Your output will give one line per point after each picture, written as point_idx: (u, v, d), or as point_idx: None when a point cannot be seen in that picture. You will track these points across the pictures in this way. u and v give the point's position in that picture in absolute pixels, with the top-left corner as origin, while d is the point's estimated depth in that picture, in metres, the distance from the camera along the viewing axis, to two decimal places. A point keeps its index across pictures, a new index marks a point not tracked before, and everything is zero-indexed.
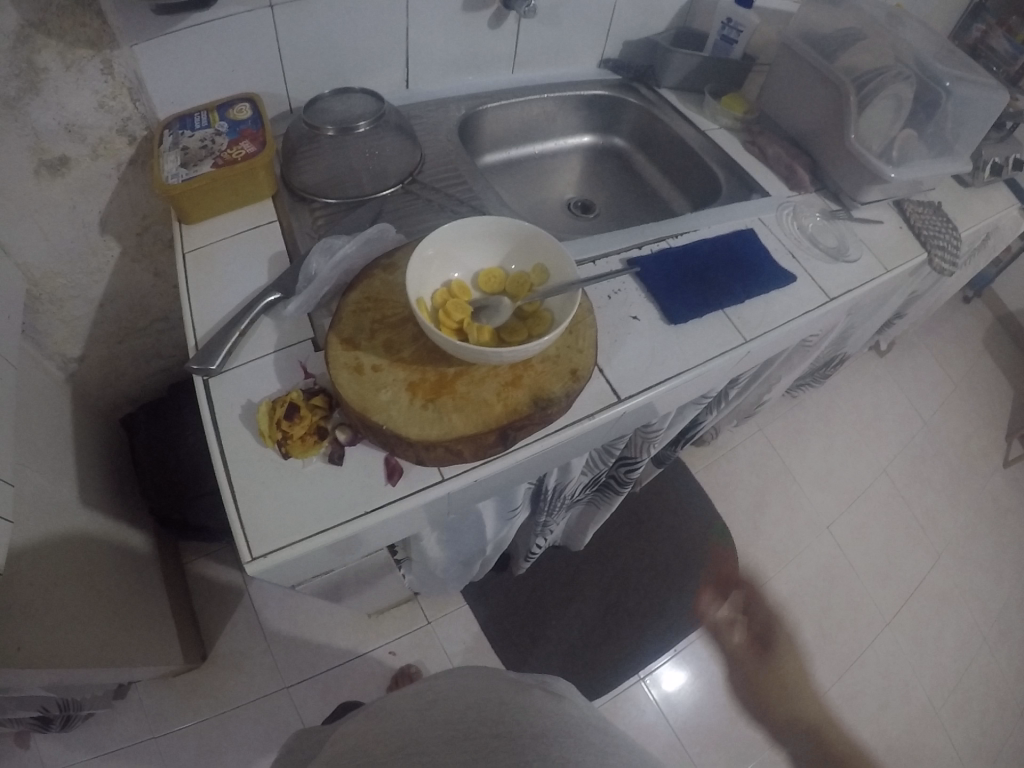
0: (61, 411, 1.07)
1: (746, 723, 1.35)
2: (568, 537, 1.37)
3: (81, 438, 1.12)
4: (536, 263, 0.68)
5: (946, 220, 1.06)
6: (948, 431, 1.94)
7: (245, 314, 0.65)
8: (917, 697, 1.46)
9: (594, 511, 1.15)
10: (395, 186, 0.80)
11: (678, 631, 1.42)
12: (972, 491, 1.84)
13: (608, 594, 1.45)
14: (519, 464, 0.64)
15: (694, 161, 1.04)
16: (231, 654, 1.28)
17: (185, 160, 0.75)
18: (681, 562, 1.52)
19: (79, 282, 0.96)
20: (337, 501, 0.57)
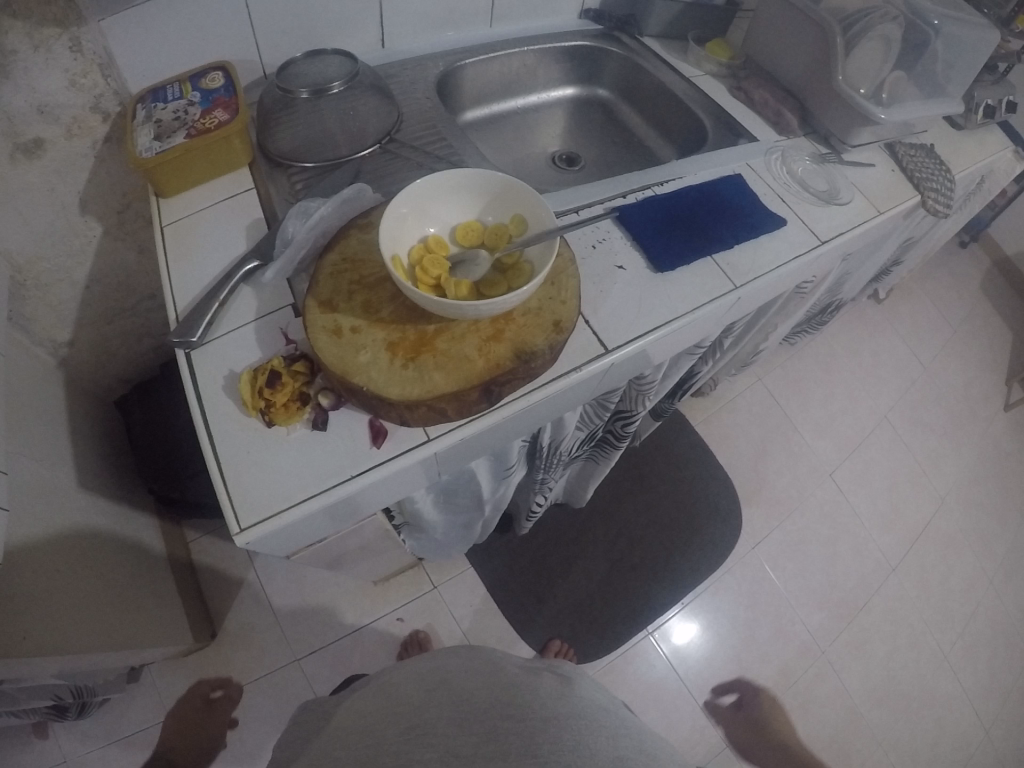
0: (54, 401, 1.06)
1: (756, 673, 1.35)
2: (569, 495, 1.36)
3: (77, 426, 1.12)
4: (514, 213, 0.67)
5: (937, 163, 1.03)
6: (948, 376, 1.93)
7: (222, 284, 0.63)
8: (923, 641, 1.47)
9: (592, 468, 1.14)
10: (372, 146, 0.78)
11: (686, 586, 1.43)
12: (974, 436, 1.84)
13: (612, 552, 1.46)
14: (506, 420, 0.63)
15: (682, 110, 1.01)
16: (242, 629, 1.29)
17: (158, 132, 0.73)
18: (683, 517, 1.52)
19: (62, 265, 0.94)
20: (324, 467, 0.57)
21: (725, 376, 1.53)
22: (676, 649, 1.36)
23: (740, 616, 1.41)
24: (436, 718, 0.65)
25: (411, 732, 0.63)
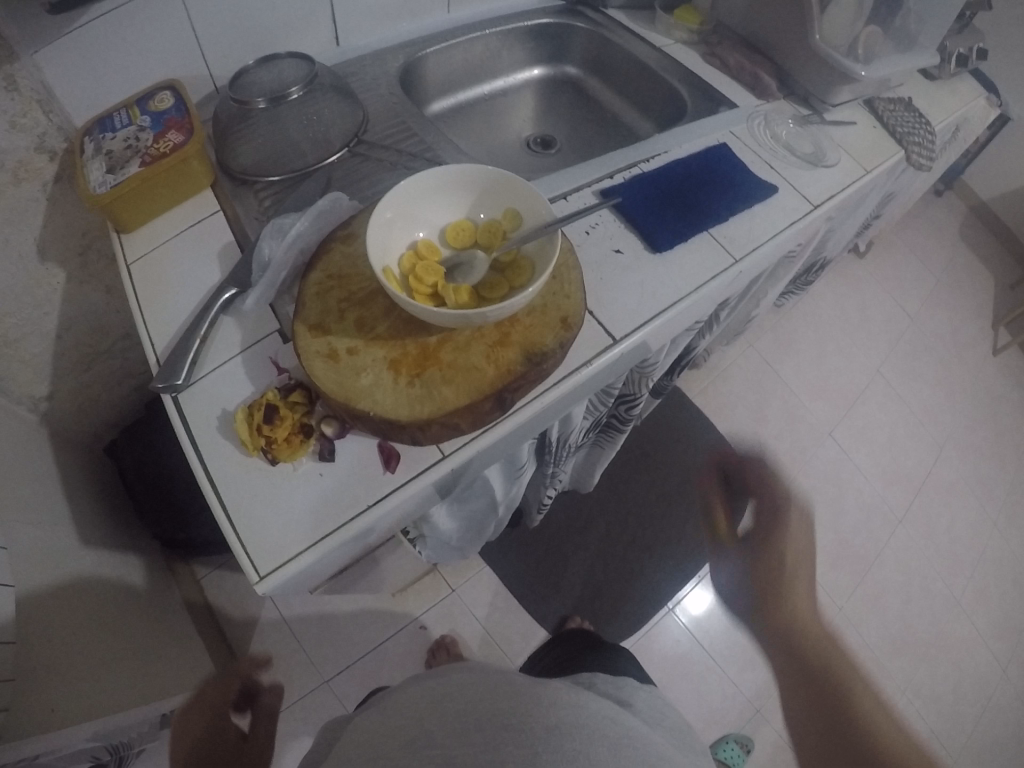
0: (41, 458, 1.01)
1: None
2: (576, 480, 1.30)
3: (68, 482, 1.06)
4: (505, 207, 0.63)
5: (914, 117, 0.99)
6: (936, 325, 1.91)
7: (202, 316, 0.59)
8: (938, 591, 1.46)
9: (599, 454, 1.10)
10: (339, 151, 0.73)
11: (701, 559, 1.39)
12: (966, 381, 1.82)
13: (626, 533, 1.42)
14: (521, 426, 0.59)
15: (657, 79, 0.97)
16: (262, 660, 1.24)
17: (110, 164, 0.69)
18: (692, 486, 1.49)
19: (30, 316, 0.88)
20: (339, 500, 0.53)
21: (720, 346, 1.49)
22: (695, 623, 1.33)
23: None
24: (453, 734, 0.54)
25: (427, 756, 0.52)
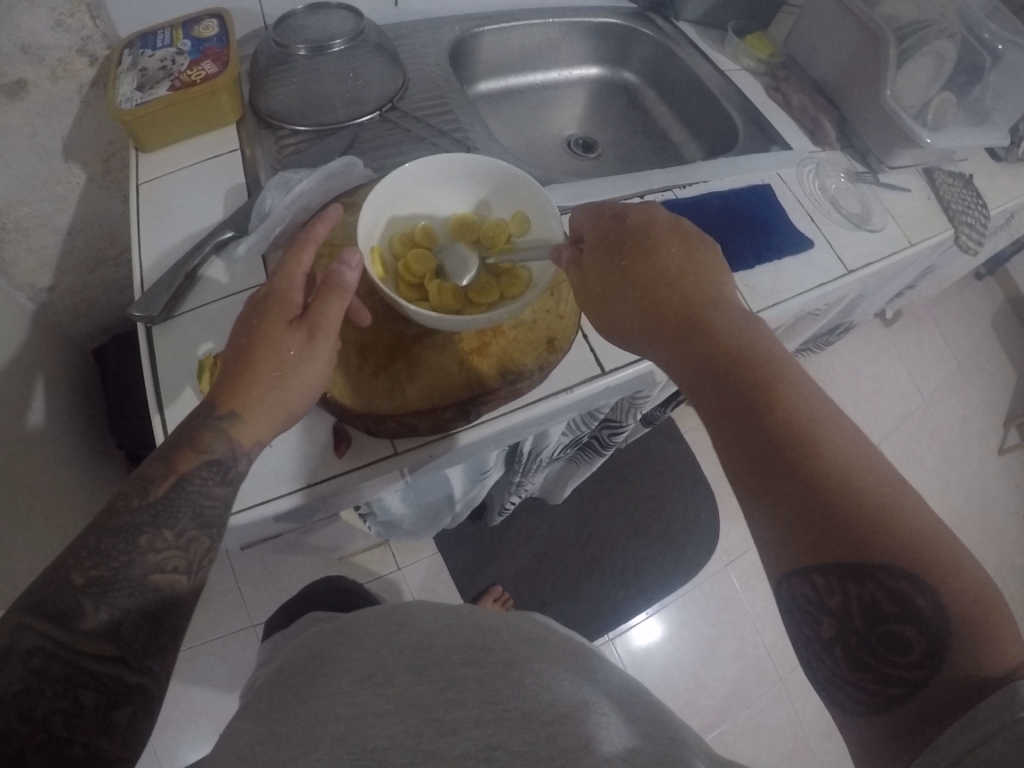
0: (37, 350, 0.98)
1: (716, 693, 1.25)
2: (545, 490, 1.24)
3: (56, 382, 1.04)
4: (517, 211, 0.60)
5: (975, 193, 0.94)
6: (946, 411, 1.85)
7: (192, 252, 0.57)
8: None
9: (574, 469, 1.07)
10: (372, 112, 0.71)
11: (656, 596, 1.32)
12: (964, 475, 1.76)
13: (584, 554, 1.34)
14: (485, 439, 0.57)
15: (715, 105, 0.95)
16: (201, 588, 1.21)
17: (142, 81, 0.66)
18: (661, 523, 1.39)
19: (43, 208, 0.87)
20: (281, 471, 0.52)
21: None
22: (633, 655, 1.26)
23: (703, 633, 1.30)
24: (391, 714, 0.44)
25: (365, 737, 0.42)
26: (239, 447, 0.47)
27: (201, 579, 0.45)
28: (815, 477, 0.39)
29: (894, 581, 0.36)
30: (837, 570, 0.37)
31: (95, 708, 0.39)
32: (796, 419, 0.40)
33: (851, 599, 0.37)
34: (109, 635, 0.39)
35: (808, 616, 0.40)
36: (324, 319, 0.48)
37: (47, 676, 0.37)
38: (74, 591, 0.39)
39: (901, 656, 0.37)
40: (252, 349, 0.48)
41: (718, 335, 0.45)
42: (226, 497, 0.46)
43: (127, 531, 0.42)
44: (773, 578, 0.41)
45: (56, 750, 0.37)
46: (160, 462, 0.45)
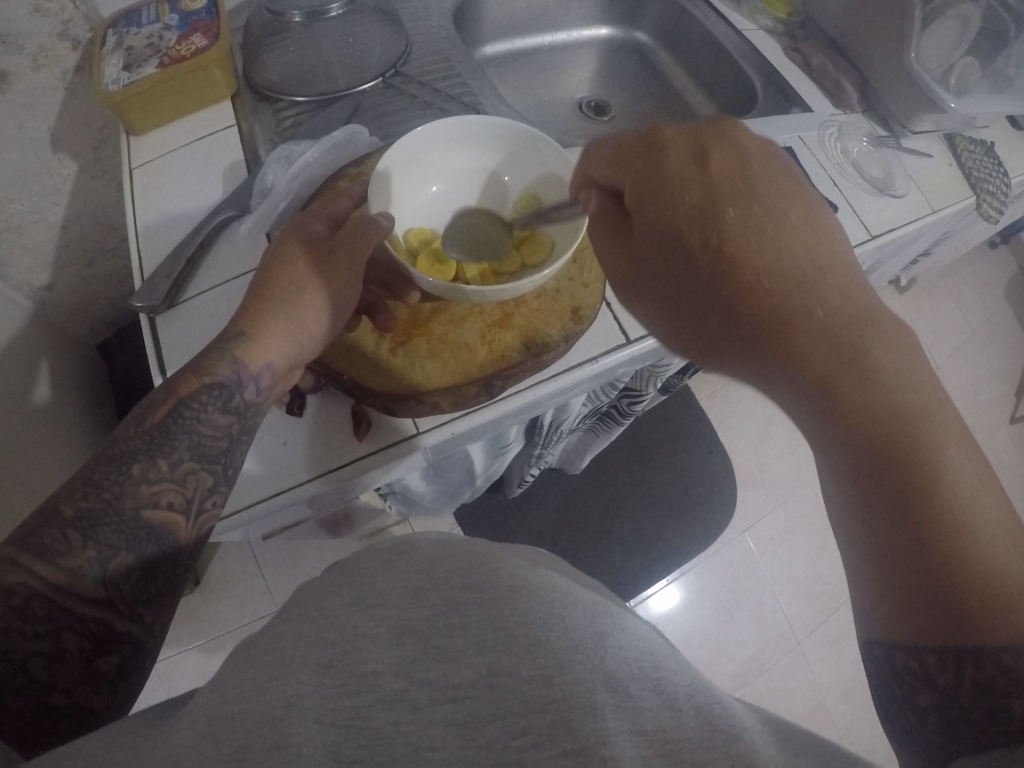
0: (37, 352, 0.95)
1: (738, 656, 1.23)
2: (565, 461, 1.20)
3: (59, 381, 1.00)
4: (525, 190, 0.57)
5: (996, 161, 0.88)
6: (960, 378, 1.81)
7: (191, 237, 0.54)
8: None
9: (592, 439, 1.03)
10: (375, 80, 0.67)
11: (677, 566, 1.27)
12: (977, 441, 1.72)
13: (604, 526, 1.28)
14: (507, 415, 0.53)
15: (733, 65, 0.91)
16: (222, 577, 1.16)
17: (128, 61, 0.62)
18: (683, 495, 1.32)
19: (35, 204, 0.83)
20: (295, 458, 0.49)
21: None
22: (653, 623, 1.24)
23: (722, 599, 1.27)
24: (371, 648, 0.29)
25: (316, 689, 0.27)
26: (246, 371, 0.44)
27: (202, 521, 0.41)
28: (946, 561, 0.32)
29: (1017, 660, 0.30)
30: (954, 648, 0.32)
31: (79, 654, 0.36)
32: (943, 499, 0.32)
33: (964, 678, 0.32)
34: (97, 572, 0.36)
35: (905, 680, 0.34)
36: (354, 236, 0.46)
37: (27, 616, 0.34)
38: (62, 523, 0.36)
39: (1001, 723, 0.30)
40: (279, 273, 0.46)
41: (874, 389, 0.34)
42: (228, 429, 0.43)
43: (120, 461, 0.39)
44: (867, 635, 0.36)
45: (36, 694, 0.34)
46: (162, 388, 0.42)
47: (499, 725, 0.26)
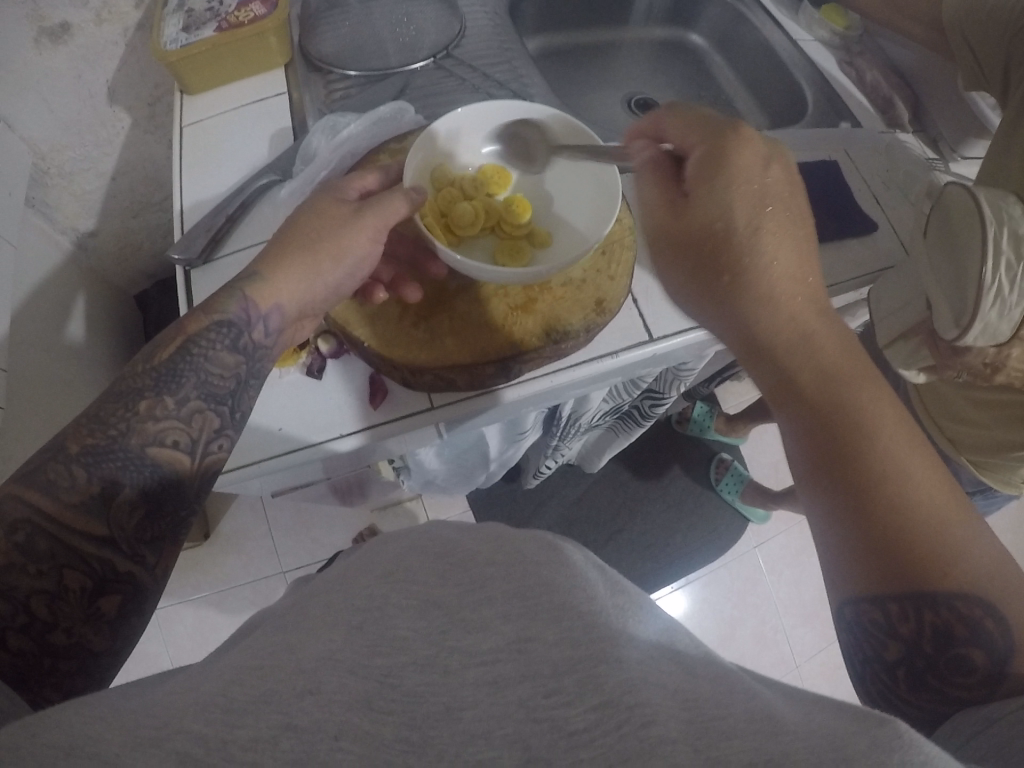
0: (75, 297, 0.98)
1: (753, 619, 1.27)
2: (581, 457, 1.21)
3: (93, 325, 1.03)
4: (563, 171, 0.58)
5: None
6: None
7: (233, 196, 0.55)
8: None
9: (612, 438, 1.04)
10: (426, 60, 0.68)
11: (682, 570, 1.28)
12: None
13: (613, 522, 1.28)
14: (524, 398, 0.54)
15: (787, 78, 0.91)
16: (232, 534, 1.19)
17: (187, 22, 0.63)
18: (695, 498, 1.33)
19: (87, 153, 0.85)
20: (315, 419, 0.51)
21: None
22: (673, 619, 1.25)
23: (727, 612, 1.27)
24: (401, 615, 0.29)
25: (349, 647, 0.26)
26: (256, 311, 0.45)
27: (207, 462, 0.41)
28: (899, 533, 0.36)
29: (964, 606, 0.36)
30: (914, 599, 0.36)
31: (81, 593, 0.34)
32: (883, 462, 0.37)
33: (924, 624, 0.37)
34: (100, 508, 0.36)
35: (875, 637, 0.39)
36: (381, 203, 0.48)
37: (32, 552, 0.33)
38: (67, 458, 0.36)
39: (966, 670, 0.37)
40: (307, 223, 0.48)
41: (820, 372, 0.39)
42: (236, 369, 0.43)
43: (127, 398, 0.39)
44: (838, 599, 0.40)
45: (39, 635, 0.32)
46: (171, 326, 0.43)
47: (529, 685, 0.25)
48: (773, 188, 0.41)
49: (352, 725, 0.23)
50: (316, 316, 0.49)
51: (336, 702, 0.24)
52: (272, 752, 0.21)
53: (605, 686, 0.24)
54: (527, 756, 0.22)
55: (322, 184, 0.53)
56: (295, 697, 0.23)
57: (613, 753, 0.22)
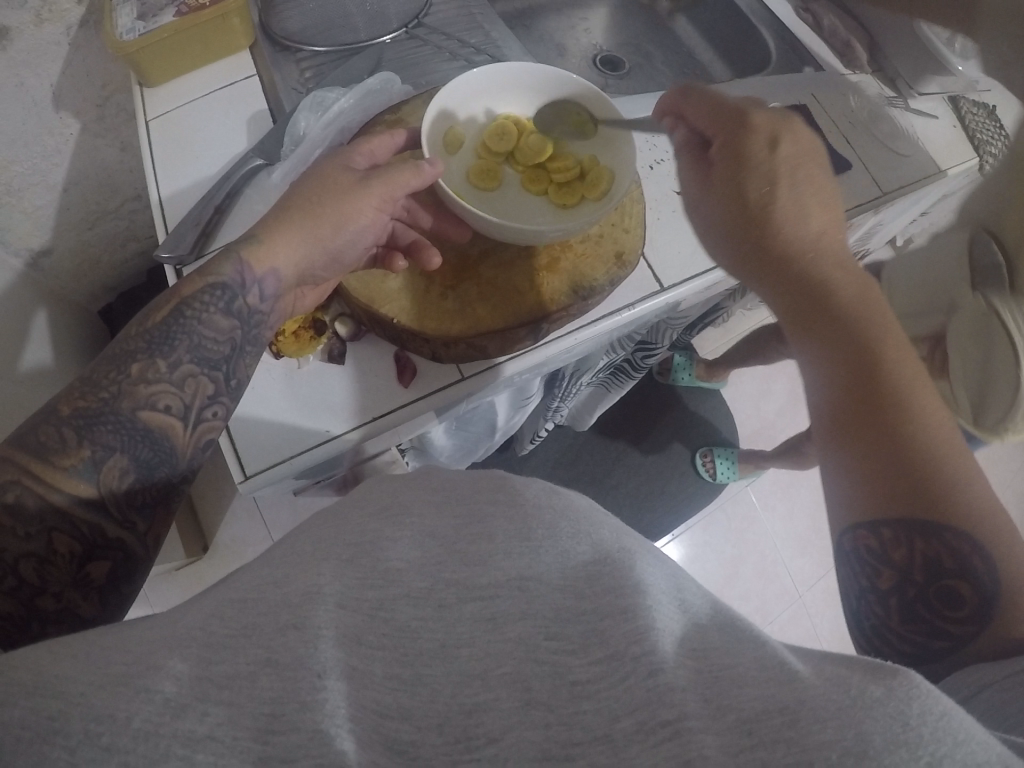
0: (33, 316, 0.94)
1: (751, 559, 1.30)
2: (574, 417, 1.21)
3: (59, 343, 0.99)
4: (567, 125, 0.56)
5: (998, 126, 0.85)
6: None
7: (220, 185, 0.54)
8: None
9: (603, 395, 1.04)
10: (396, 31, 0.66)
11: (680, 519, 1.30)
12: None
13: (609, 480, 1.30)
14: (549, 358, 0.55)
15: (747, 27, 0.91)
16: (233, 544, 1.11)
17: (142, 11, 0.60)
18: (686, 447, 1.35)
19: (35, 166, 0.81)
20: (341, 405, 0.50)
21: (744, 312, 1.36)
22: None
23: (726, 554, 1.30)
24: (396, 544, 0.27)
25: (338, 579, 0.25)
26: (251, 273, 0.43)
27: (201, 430, 0.40)
28: (901, 452, 0.35)
29: (957, 538, 0.34)
30: (907, 524, 0.34)
31: (70, 558, 0.34)
32: (893, 378, 0.36)
33: (916, 553, 0.34)
34: (91, 473, 0.35)
35: (867, 568, 0.37)
36: (391, 173, 0.47)
37: (21, 514, 0.32)
38: (58, 420, 0.35)
39: (954, 610, 0.35)
40: (311, 189, 0.46)
41: (841, 298, 0.40)
42: (231, 334, 0.41)
43: (119, 361, 0.37)
44: (835, 528, 0.37)
45: (27, 599, 0.32)
46: (165, 291, 0.41)
47: (531, 624, 0.24)
48: (786, 158, 0.43)
49: (336, 661, 0.22)
50: (319, 282, 0.48)
51: (320, 639, 0.22)
52: (250, 693, 0.21)
53: (610, 637, 0.23)
54: (527, 699, 0.22)
55: (325, 155, 0.51)
56: (278, 634, 0.22)
57: (621, 702, 0.22)
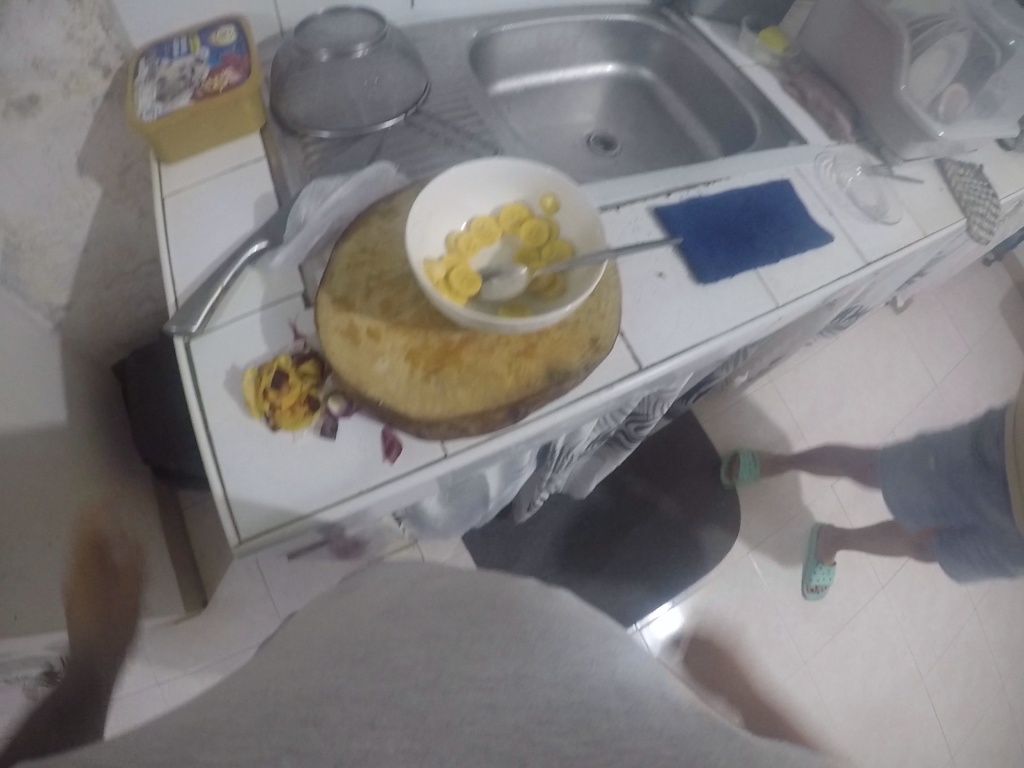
0: (53, 373, 0.98)
1: (743, 626, 1.29)
2: (573, 486, 1.23)
3: (74, 396, 1.03)
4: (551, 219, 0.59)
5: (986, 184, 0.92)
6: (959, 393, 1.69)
7: (227, 266, 0.57)
8: (906, 663, 1.34)
9: (599, 464, 1.07)
10: (397, 118, 0.72)
11: (679, 585, 1.29)
12: None
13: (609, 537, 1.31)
14: (531, 436, 0.57)
15: (731, 100, 0.95)
16: (232, 599, 1.16)
17: (161, 92, 0.65)
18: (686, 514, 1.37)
19: (59, 226, 0.86)
20: (331, 479, 0.53)
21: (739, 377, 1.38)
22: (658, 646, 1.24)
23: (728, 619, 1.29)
24: (401, 649, 0.30)
25: (352, 679, 0.28)
26: None
27: None
28: None
29: None
30: None
31: None
32: None
33: None
34: None
35: None
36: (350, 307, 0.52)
37: None
38: None
39: None
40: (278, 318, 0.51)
41: None
42: None
43: None
44: None
45: None
46: None
47: (523, 712, 0.27)
48: None
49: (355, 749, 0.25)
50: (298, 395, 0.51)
51: (342, 736, 0.25)
52: None
53: (598, 726, 0.27)
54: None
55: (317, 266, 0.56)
56: (300, 725, 0.26)
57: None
